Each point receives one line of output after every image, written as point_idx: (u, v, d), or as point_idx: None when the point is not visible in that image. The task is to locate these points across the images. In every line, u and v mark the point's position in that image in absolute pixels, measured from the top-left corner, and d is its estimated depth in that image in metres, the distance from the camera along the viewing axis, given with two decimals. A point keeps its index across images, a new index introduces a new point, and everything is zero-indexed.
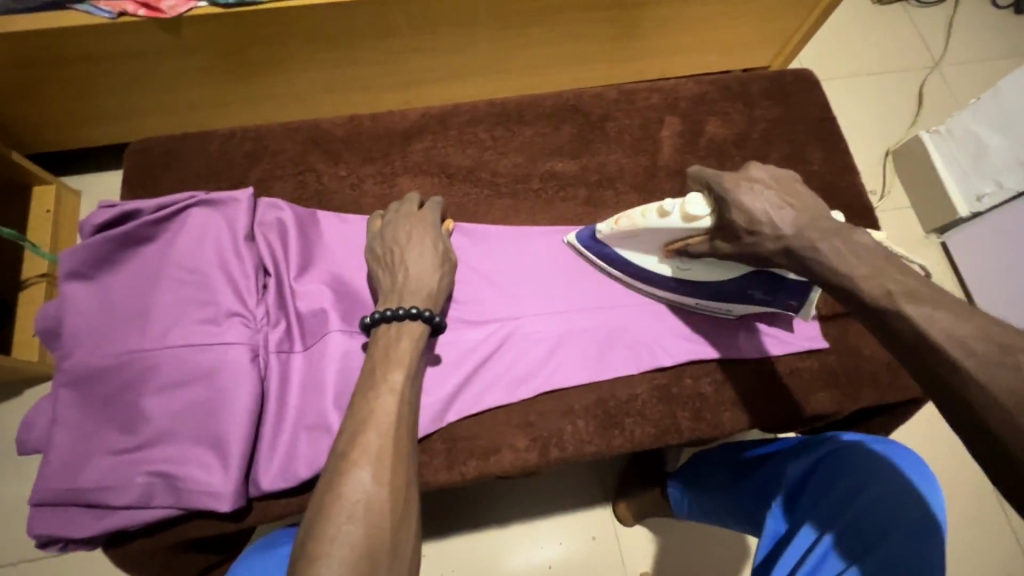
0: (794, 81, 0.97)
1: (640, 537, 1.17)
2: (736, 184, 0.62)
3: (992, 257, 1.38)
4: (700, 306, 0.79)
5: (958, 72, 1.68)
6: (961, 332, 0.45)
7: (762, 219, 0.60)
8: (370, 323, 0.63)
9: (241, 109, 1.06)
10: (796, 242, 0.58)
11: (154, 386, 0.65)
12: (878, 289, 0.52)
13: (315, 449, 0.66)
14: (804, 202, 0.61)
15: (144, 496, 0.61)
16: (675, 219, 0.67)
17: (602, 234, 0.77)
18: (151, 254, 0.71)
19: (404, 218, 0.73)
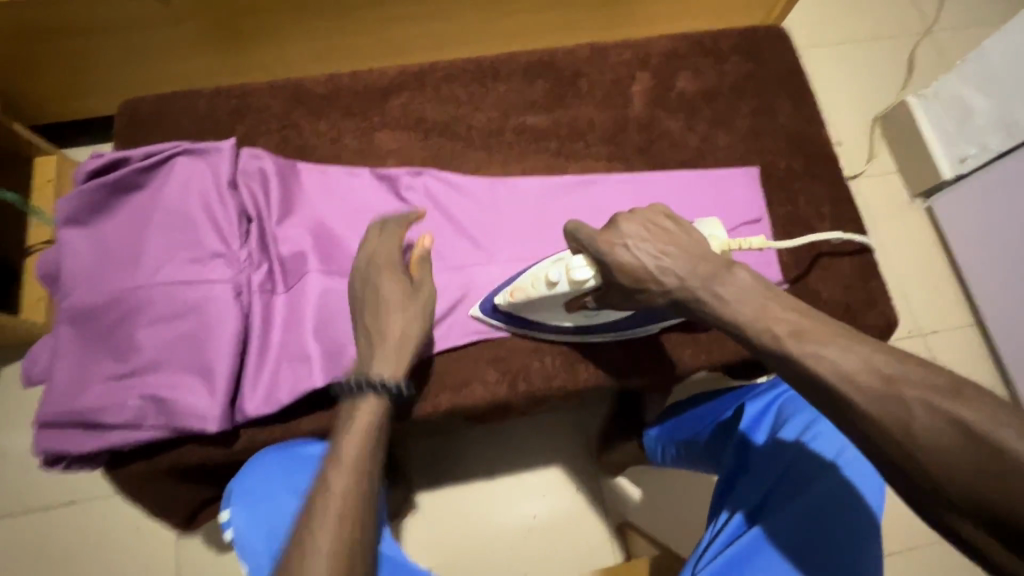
0: (766, 37, 0.99)
1: (621, 487, 1.23)
2: (609, 244, 0.60)
3: (973, 221, 1.40)
4: (617, 336, 0.80)
5: (948, 37, 1.68)
6: (847, 368, 0.48)
7: (646, 277, 0.58)
8: (342, 391, 0.63)
9: (227, 75, 1.10)
10: (681, 295, 0.57)
11: (145, 319, 0.70)
12: (766, 332, 0.52)
13: (296, 378, 0.71)
14: (682, 246, 0.58)
15: (137, 418, 0.66)
16: (562, 287, 0.66)
17: (502, 305, 0.75)
18: (140, 201, 0.75)
19: (374, 271, 0.70)
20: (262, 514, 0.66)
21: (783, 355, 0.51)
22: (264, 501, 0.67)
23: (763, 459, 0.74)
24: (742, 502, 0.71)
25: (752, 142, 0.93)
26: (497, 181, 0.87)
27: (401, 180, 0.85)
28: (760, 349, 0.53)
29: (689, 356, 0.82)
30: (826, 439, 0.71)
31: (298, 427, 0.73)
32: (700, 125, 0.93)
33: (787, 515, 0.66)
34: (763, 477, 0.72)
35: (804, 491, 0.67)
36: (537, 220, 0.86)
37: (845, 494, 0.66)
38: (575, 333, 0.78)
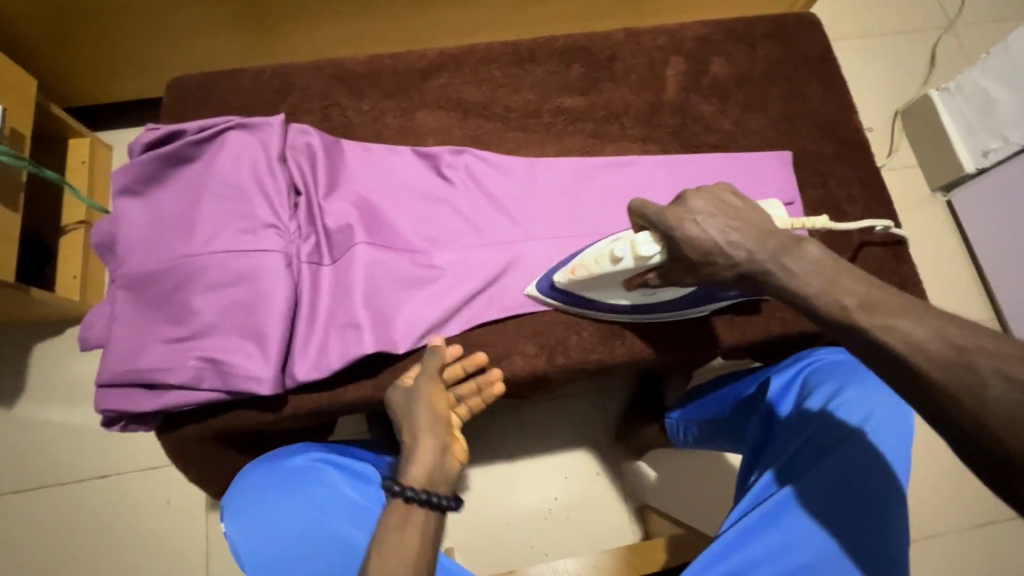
0: (798, 24, 1.01)
1: (643, 470, 1.24)
2: (679, 219, 0.60)
3: (995, 214, 1.40)
4: (670, 317, 0.82)
5: (970, 32, 1.68)
6: (917, 337, 0.47)
7: (714, 251, 0.59)
8: (389, 492, 0.61)
9: (263, 58, 1.11)
10: (750, 269, 0.57)
11: (201, 285, 0.72)
12: (835, 304, 0.52)
13: (345, 345, 0.73)
14: (749, 221, 0.59)
15: (195, 379, 0.69)
16: (627, 262, 0.67)
17: (561, 284, 0.76)
18: (193, 173, 0.78)
19: (399, 399, 0.71)
20: (257, 532, 0.70)
21: (849, 328, 0.51)
22: (257, 519, 0.71)
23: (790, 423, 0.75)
24: (770, 464, 0.73)
25: (784, 127, 0.95)
26: (535, 160, 0.89)
27: (443, 157, 0.87)
28: (828, 326, 0.53)
29: (721, 332, 0.83)
30: (849, 409, 0.71)
31: (343, 394, 0.75)
32: (733, 110, 0.95)
33: (816, 476, 0.68)
34: (790, 439, 0.73)
35: (832, 452, 0.69)
36: (574, 200, 0.88)
37: (873, 456, 0.68)
38: (630, 313, 0.80)
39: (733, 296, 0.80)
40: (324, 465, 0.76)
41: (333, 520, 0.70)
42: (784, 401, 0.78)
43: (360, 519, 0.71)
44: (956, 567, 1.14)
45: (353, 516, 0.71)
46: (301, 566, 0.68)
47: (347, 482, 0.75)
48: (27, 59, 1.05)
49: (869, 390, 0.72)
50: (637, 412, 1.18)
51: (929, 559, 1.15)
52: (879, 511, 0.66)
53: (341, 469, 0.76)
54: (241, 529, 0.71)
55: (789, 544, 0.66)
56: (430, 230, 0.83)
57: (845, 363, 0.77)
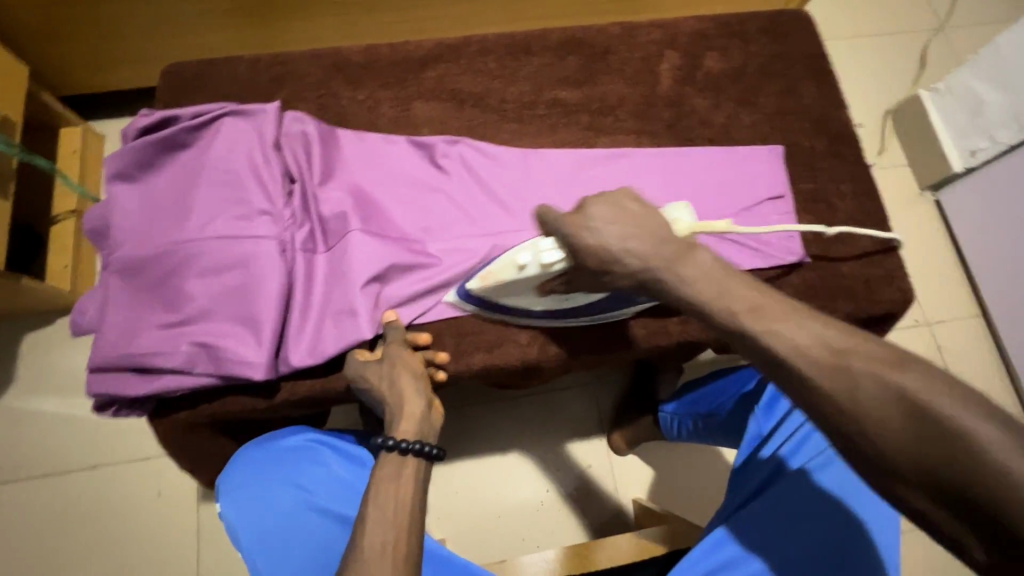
0: (791, 21, 1.02)
1: (636, 462, 1.25)
2: (575, 227, 0.57)
3: (983, 212, 1.42)
4: (590, 321, 0.81)
5: (961, 33, 1.70)
6: (801, 343, 0.48)
7: (610, 258, 0.56)
8: (382, 447, 0.63)
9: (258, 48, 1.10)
10: (648, 277, 0.55)
11: (194, 271, 0.72)
12: (726, 312, 0.51)
13: (339, 332, 0.73)
14: (644, 226, 0.56)
15: (187, 364, 0.69)
16: (531, 270, 0.67)
17: (474, 291, 0.75)
18: (187, 159, 0.78)
19: (368, 369, 0.71)
20: (252, 511, 0.70)
21: (745, 335, 0.50)
22: (252, 497, 0.71)
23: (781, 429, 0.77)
24: (758, 469, 0.75)
25: (776, 121, 0.96)
26: (530, 151, 0.90)
27: (438, 147, 0.87)
28: (724, 331, 0.52)
29: (699, 326, 0.84)
30: None
31: (338, 381, 0.76)
32: (726, 104, 0.96)
33: (801, 481, 0.70)
34: (778, 445, 0.75)
35: (817, 460, 0.71)
36: (569, 191, 0.88)
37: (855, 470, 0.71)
38: (544, 317, 0.79)
39: (649, 300, 0.79)
40: (320, 445, 0.75)
41: (328, 501, 0.70)
42: (781, 398, 0.81)
43: (353, 500, 0.70)
44: (942, 559, 1.16)
45: (346, 498, 0.70)
46: (293, 542, 0.67)
47: (341, 463, 0.74)
48: (18, 46, 1.04)
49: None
50: (629, 405, 1.19)
51: (915, 552, 1.16)
52: (858, 520, 0.68)
53: (336, 450, 0.75)
54: (235, 510, 0.70)
55: (770, 545, 0.67)
56: (424, 220, 0.83)
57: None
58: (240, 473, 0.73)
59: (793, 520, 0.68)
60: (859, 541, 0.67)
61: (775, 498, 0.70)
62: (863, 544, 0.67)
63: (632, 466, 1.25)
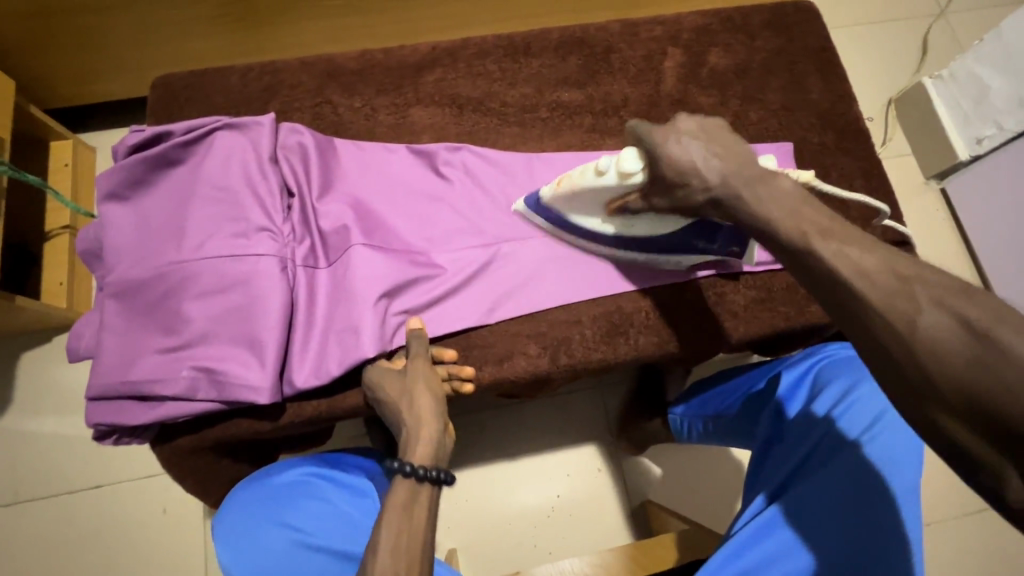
0: (795, 13, 0.99)
1: (644, 464, 1.24)
2: (666, 136, 0.60)
3: (991, 199, 1.40)
4: (648, 258, 0.81)
5: (963, 20, 1.67)
6: (866, 265, 0.46)
7: (690, 170, 0.58)
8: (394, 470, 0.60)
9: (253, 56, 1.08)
10: (723, 193, 0.57)
11: (192, 293, 0.70)
12: (795, 230, 0.51)
13: (343, 351, 0.71)
14: (731, 149, 0.59)
15: (188, 390, 0.67)
16: (609, 177, 0.66)
17: (547, 199, 0.77)
18: (182, 176, 0.75)
19: (392, 379, 0.69)
20: (248, 547, 0.68)
21: (802, 254, 0.50)
22: (246, 537, 0.69)
23: (797, 426, 0.74)
24: (775, 469, 0.72)
25: (783, 117, 0.94)
26: (533, 157, 0.87)
27: (439, 155, 0.85)
28: (782, 249, 0.52)
29: (736, 299, 0.83)
30: (858, 407, 0.71)
31: (344, 400, 0.74)
32: (732, 101, 0.94)
33: (822, 479, 0.67)
34: (798, 444, 0.72)
35: (839, 456, 0.68)
36: None
37: (877, 463, 0.67)
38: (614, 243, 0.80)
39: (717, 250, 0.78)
40: (318, 479, 0.75)
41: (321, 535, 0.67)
42: (796, 398, 0.78)
43: (347, 531, 0.68)
44: (956, 555, 1.15)
45: (349, 528, 0.68)
46: None
47: (340, 493, 0.73)
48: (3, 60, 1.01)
49: (878, 398, 0.72)
50: (638, 406, 1.17)
51: (932, 549, 1.15)
52: (877, 528, 0.64)
53: (332, 483, 0.74)
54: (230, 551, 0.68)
55: (795, 547, 0.64)
56: (428, 230, 0.81)
57: (853, 364, 0.77)
58: (230, 515, 0.72)
59: (816, 520, 0.65)
60: (888, 536, 0.64)
61: (796, 498, 0.67)
62: (893, 539, 0.64)
63: (641, 468, 1.23)
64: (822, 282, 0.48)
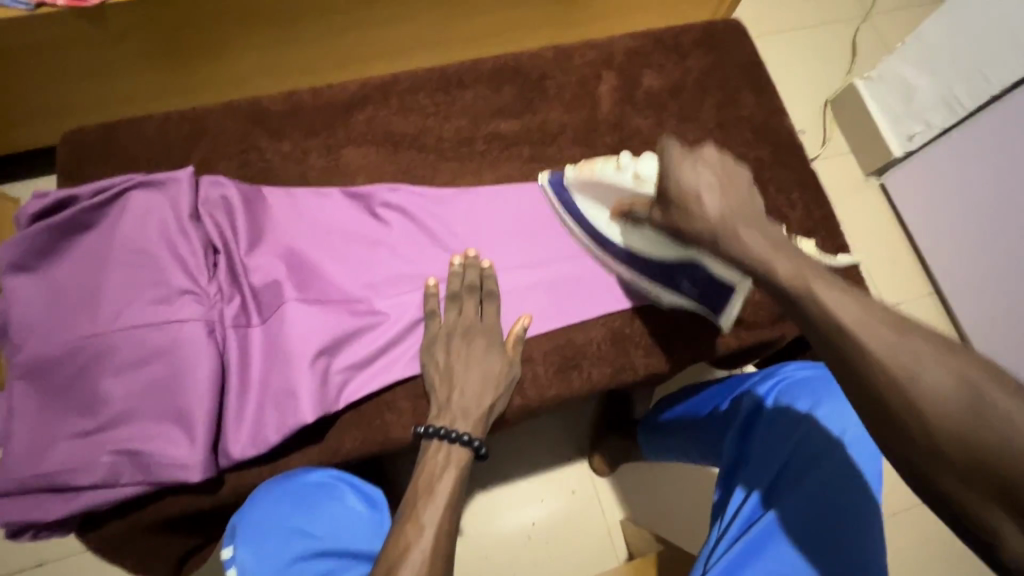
0: (724, 31, 1.01)
1: (619, 483, 1.21)
2: (681, 161, 0.61)
3: (934, 191, 1.39)
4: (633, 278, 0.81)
5: (886, 22, 1.74)
6: (858, 316, 0.45)
7: (692, 198, 0.59)
8: (427, 433, 0.67)
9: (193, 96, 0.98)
10: (718, 228, 0.57)
11: (109, 369, 0.65)
12: (796, 275, 0.49)
13: (280, 416, 0.68)
14: (738, 192, 0.59)
15: (110, 476, 0.63)
16: (625, 175, 0.73)
17: (567, 182, 0.83)
18: (94, 240, 0.70)
19: (473, 334, 0.74)
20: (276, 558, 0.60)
21: (801, 297, 0.48)
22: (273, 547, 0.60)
23: (777, 427, 0.73)
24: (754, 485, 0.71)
25: (719, 135, 0.95)
26: (473, 191, 0.85)
27: (376, 196, 0.82)
28: (779, 292, 0.50)
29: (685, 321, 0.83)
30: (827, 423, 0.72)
31: (290, 464, 0.70)
32: (669, 122, 0.94)
33: (805, 484, 0.68)
34: (780, 447, 0.72)
35: (820, 458, 0.69)
36: (517, 228, 0.84)
37: (853, 471, 0.69)
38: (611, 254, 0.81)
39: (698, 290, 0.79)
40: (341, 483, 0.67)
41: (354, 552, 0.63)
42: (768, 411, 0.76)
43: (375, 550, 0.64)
44: (921, 545, 1.17)
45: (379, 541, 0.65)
46: None
47: (361, 501, 0.66)
48: None
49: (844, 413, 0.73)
50: (607, 426, 1.15)
51: (898, 541, 1.17)
52: (853, 539, 0.65)
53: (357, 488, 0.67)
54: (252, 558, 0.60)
55: (790, 554, 0.65)
56: (368, 276, 0.78)
57: (819, 378, 0.77)
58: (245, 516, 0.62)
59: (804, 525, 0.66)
60: (868, 540, 0.65)
61: (785, 506, 0.68)
62: (873, 543, 0.65)
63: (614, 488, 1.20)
64: (808, 317, 0.48)
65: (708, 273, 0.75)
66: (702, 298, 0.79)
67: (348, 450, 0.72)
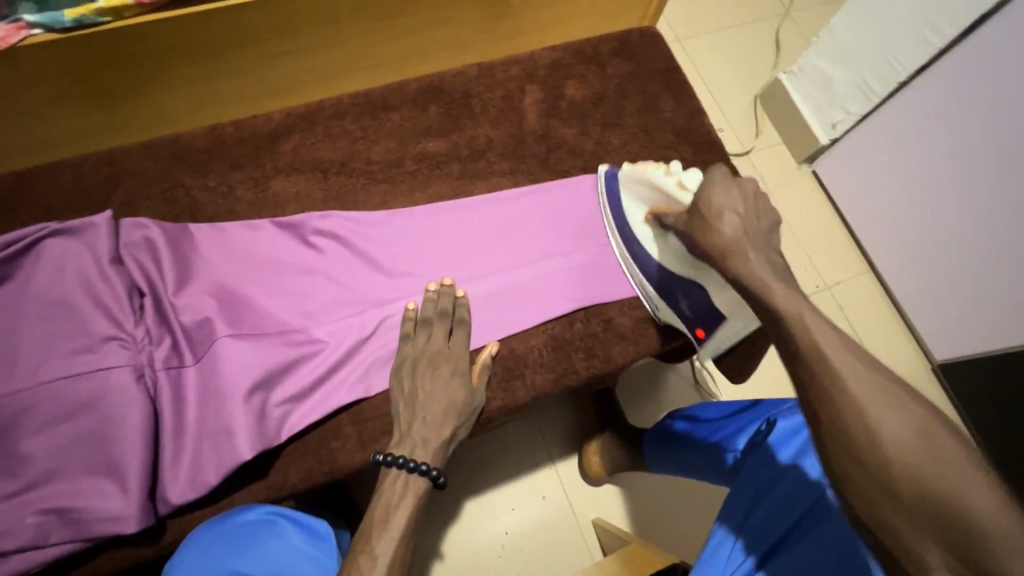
0: (640, 38, 1.05)
1: (609, 487, 1.17)
2: (719, 184, 0.65)
3: (865, 173, 1.38)
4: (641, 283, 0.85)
5: (806, 16, 1.77)
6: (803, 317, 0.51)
7: (717, 212, 0.63)
8: (386, 462, 0.67)
9: (113, 137, 0.92)
10: (731, 242, 0.61)
11: (30, 426, 0.63)
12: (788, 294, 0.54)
13: (220, 456, 0.67)
14: (760, 222, 0.63)
15: (38, 537, 0.61)
16: (669, 183, 0.75)
17: (617, 174, 0.84)
18: (7, 294, 0.68)
19: (440, 362, 0.74)
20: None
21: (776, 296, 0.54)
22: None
23: (785, 486, 0.67)
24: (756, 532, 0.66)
25: (642, 138, 0.98)
26: (405, 212, 0.86)
27: (308, 224, 0.82)
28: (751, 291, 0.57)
29: (623, 320, 0.86)
30: None
31: (234, 503, 0.69)
32: (594, 129, 0.97)
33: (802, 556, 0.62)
34: (785, 510, 0.66)
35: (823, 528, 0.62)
36: (451, 244, 0.85)
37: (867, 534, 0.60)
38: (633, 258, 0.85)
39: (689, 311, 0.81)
40: (280, 519, 0.66)
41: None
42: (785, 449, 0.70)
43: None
44: None
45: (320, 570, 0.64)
46: None
47: (304, 536, 0.67)
48: None
49: None
50: (604, 422, 1.14)
51: None
52: None
53: (297, 523, 0.67)
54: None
55: None
56: (304, 305, 0.77)
57: None
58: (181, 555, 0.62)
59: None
60: None
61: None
62: None
63: (599, 493, 1.17)
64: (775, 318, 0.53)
65: (709, 300, 0.79)
66: (698, 323, 0.81)
67: (294, 483, 0.71)
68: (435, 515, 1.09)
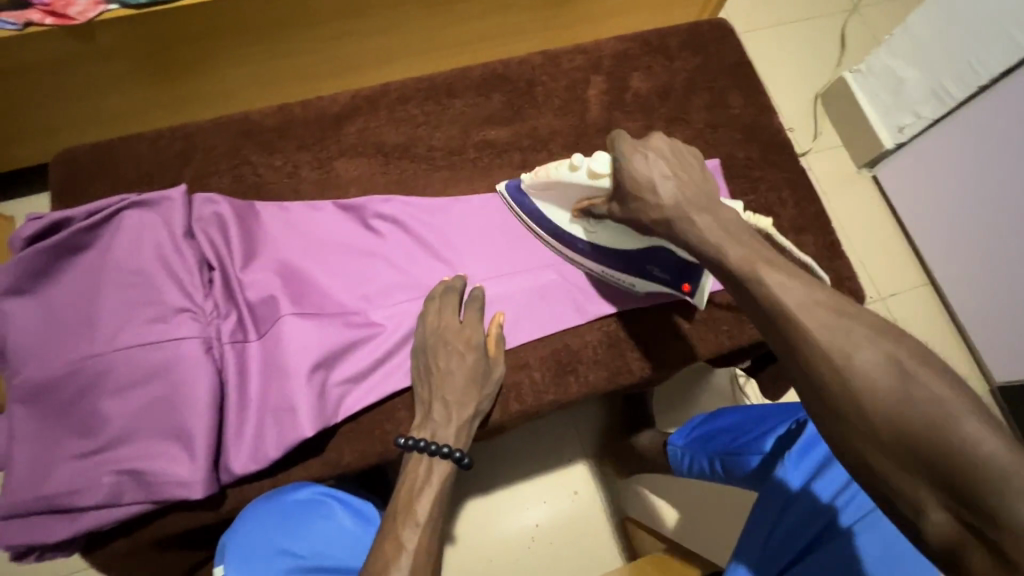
0: (711, 30, 1.01)
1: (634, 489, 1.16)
2: (632, 153, 0.62)
3: (931, 181, 1.30)
4: (603, 270, 0.81)
5: (877, 11, 1.68)
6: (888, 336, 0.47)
7: (646, 186, 0.61)
8: (407, 446, 0.68)
9: (181, 112, 0.95)
10: (673, 212, 0.59)
11: (106, 390, 0.66)
12: None
13: (282, 430, 0.69)
14: (689, 175, 0.61)
15: (113, 496, 0.64)
16: (581, 173, 0.69)
17: (526, 185, 0.80)
18: (90, 262, 0.71)
19: (451, 336, 0.73)
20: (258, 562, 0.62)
21: None
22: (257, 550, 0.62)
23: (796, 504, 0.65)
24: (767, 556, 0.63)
25: (708, 135, 0.95)
26: (465, 200, 0.86)
27: (369, 208, 0.83)
28: None
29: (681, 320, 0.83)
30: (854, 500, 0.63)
31: (292, 477, 0.71)
32: (658, 124, 0.95)
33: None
34: (798, 526, 0.64)
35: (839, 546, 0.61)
36: (508, 234, 0.85)
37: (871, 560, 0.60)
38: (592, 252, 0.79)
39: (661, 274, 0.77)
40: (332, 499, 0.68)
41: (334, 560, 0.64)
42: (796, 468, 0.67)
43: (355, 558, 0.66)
44: None
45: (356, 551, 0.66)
46: None
47: (352, 517, 0.68)
48: None
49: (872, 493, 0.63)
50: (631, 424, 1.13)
51: None
52: None
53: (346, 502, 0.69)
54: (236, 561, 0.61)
55: None
56: (362, 287, 0.78)
57: None
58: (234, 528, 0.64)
59: None
60: None
61: None
62: None
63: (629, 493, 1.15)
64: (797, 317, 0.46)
65: (677, 257, 0.74)
66: (678, 282, 0.76)
67: (348, 462, 0.73)
68: (471, 502, 1.10)
